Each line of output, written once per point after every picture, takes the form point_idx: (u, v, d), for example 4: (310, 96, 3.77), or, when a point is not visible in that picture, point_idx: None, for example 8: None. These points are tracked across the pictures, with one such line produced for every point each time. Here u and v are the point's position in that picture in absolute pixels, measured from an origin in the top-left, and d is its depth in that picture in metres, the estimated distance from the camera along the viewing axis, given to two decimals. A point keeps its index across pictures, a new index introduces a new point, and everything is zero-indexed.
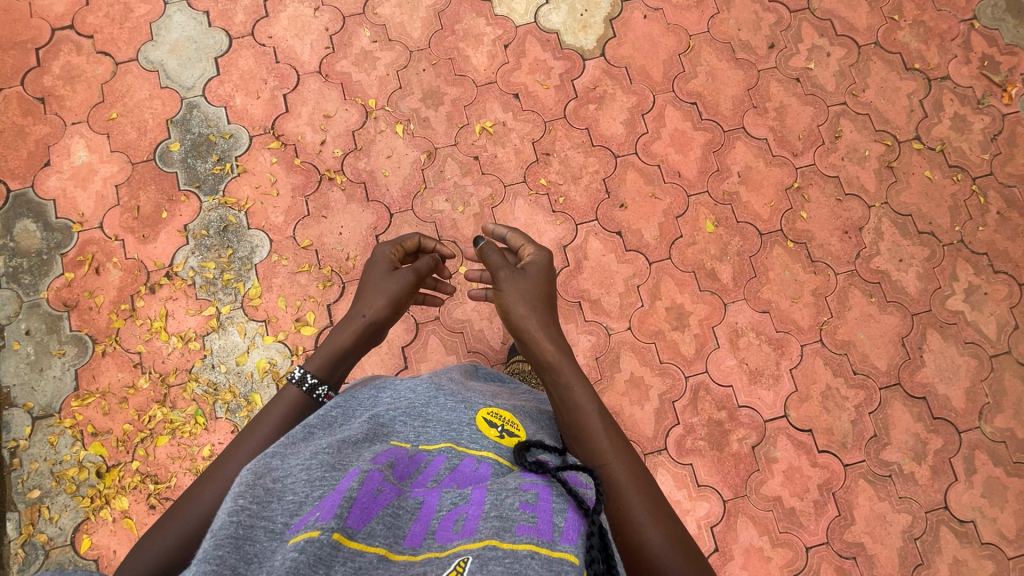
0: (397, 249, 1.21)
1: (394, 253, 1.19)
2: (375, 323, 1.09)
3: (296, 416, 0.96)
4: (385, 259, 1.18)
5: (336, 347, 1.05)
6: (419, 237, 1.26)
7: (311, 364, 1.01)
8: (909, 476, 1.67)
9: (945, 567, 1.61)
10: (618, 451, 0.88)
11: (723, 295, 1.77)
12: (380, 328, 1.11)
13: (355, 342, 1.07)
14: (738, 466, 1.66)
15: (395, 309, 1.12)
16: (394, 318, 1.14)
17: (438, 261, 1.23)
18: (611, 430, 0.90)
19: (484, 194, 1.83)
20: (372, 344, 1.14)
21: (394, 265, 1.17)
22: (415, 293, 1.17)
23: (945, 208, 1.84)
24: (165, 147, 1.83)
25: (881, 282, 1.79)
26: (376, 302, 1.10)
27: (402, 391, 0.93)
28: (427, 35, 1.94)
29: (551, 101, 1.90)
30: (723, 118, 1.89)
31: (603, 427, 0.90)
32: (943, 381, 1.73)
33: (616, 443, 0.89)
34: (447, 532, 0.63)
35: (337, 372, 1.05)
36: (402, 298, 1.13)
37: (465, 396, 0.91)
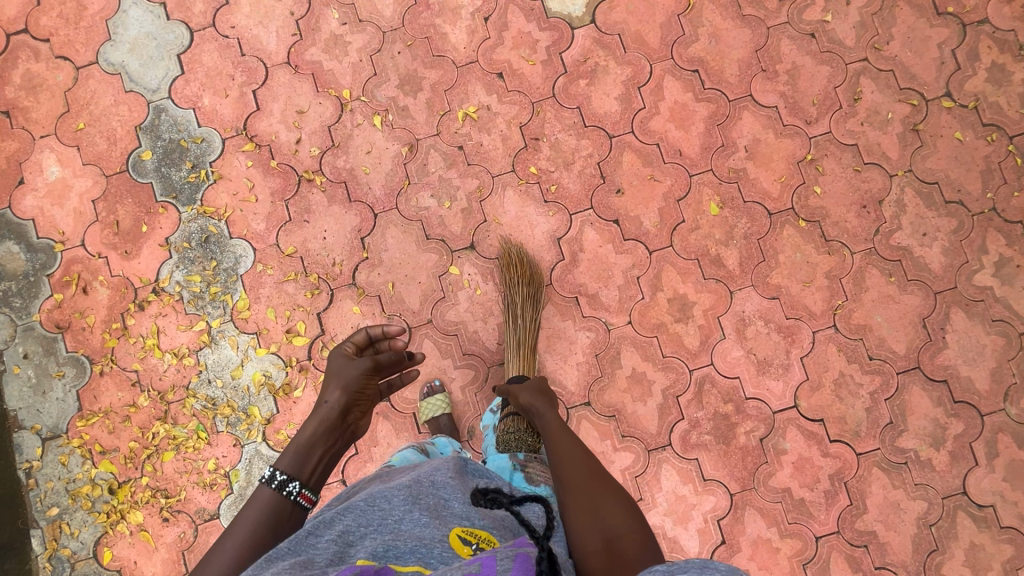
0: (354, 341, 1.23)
1: (353, 346, 1.22)
2: (337, 410, 1.13)
3: (270, 517, 0.97)
4: (342, 352, 1.20)
5: (300, 443, 1.07)
6: (366, 329, 1.24)
7: (282, 461, 1.04)
8: (926, 462, 1.61)
9: (961, 552, 1.58)
10: (596, 472, 1.09)
11: (730, 283, 1.67)
12: (345, 416, 1.14)
13: (320, 434, 1.09)
14: (746, 459, 1.62)
15: (355, 395, 1.15)
16: (356, 408, 1.16)
17: (403, 349, 1.26)
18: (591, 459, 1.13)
19: (471, 186, 1.73)
20: (342, 437, 1.14)
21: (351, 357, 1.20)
22: (376, 378, 1.20)
23: (976, 173, 1.67)
24: (136, 156, 1.76)
25: (902, 259, 1.66)
26: (333, 390, 1.14)
27: (377, 503, 0.89)
28: (400, 12, 1.78)
29: (538, 78, 1.74)
30: (728, 86, 1.72)
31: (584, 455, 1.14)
32: (966, 362, 1.63)
33: (594, 471, 1.09)
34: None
35: (307, 469, 1.05)
36: (361, 389, 1.16)
37: (440, 512, 0.89)
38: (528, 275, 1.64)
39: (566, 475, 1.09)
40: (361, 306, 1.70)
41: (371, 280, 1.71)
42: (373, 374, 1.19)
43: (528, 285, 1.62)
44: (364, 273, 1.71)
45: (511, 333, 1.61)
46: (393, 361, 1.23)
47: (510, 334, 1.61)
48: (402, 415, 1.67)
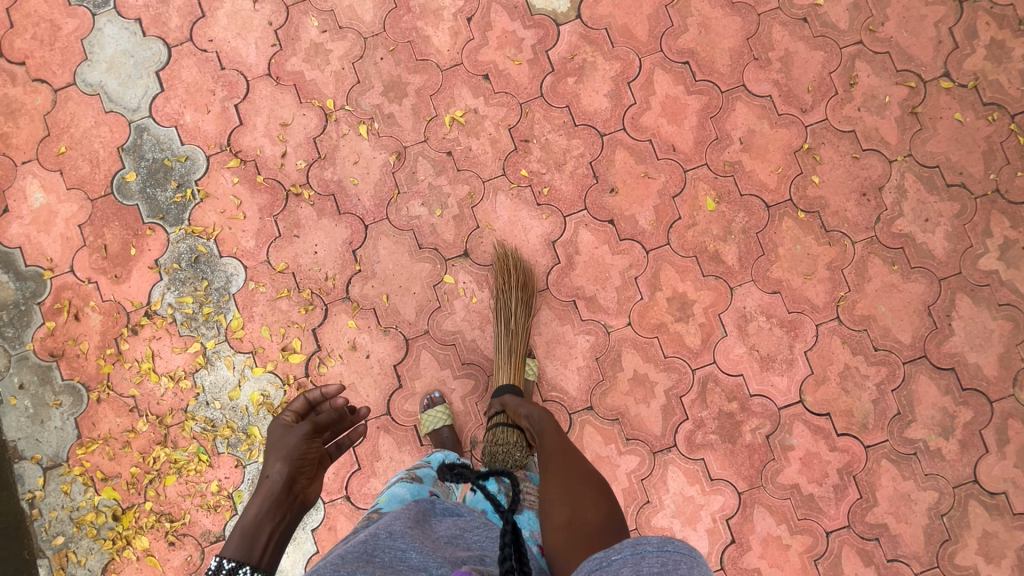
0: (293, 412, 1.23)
1: (292, 416, 1.22)
2: (283, 481, 1.07)
3: None
4: (281, 424, 1.19)
5: (245, 525, 1.00)
6: (304, 395, 1.26)
7: (228, 547, 0.97)
8: (936, 452, 1.58)
9: (974, 541, 1.56)
10: (576, 462, 1.14)
11: (729, 279, 1.64)
12: (292, 486, 1.08)
13: (266, 511, 1.03)
14: (753, 457, 1.61)
15: (301, 461, 1.11)
16: (305, 475, 1.11)
17: (341, 405, 1.28)
18: (572, 451, 1.18)
19: (462, 193, 1.70)
20: (293, 509, 1.07)
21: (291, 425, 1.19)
22: (319, 440, 1.17)
23: (977, 154, 1.63)
24: (120, 178, 1.73)
25: (904, 246, 1.63)
26: (276, 462, 1.09)
27: (328, 560, 0.81)
28: (381, 17, 1.74)
29: (525, 78, 1.70)
30: (720, 76, 1.68)
31: (566, 448, 1.19)
32: (973, 349, 1.60)
33: (571, 458, 1.15)
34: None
35: (257, 549, 0.98)
36: (306, 452, 1.12)
37: (397, 569, 0.82)
38: (521, 280, 1.62)
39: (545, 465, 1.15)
40: (356, 320, 1.67)
41: (365, 293, 1.69)
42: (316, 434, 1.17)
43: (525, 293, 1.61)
44: (357, 286, 1.69)
45: (507, 342, 1.57)
46: (334, 419, 1.24)
47: (505, 344, 1.57)
48: (403, 428, 1.65)
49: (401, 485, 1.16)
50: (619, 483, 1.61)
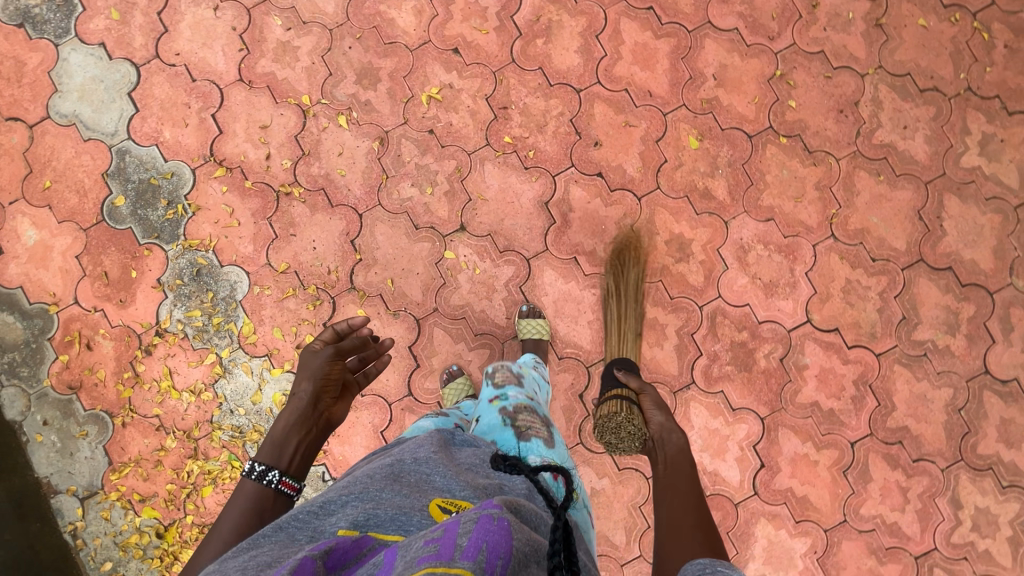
0: (325, 335, 1.19)
1: (324, 338, 1.19)
2: (308, 400, 1.09)
3: (256, 509, 0.96)
4: (312, 347, 1.17)
5: (274, 435, 1.05)
6: (336, 324, 1.20)
7: (260, 454, 1.01)
8: (945, 350, 1.63)
9: (992, 429, 1.61)
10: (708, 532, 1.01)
11: (723, 213, 1.67)
12: (317, 405, 1.10)
13: (293, 426, 1.06)
14: (770, 382, 1.64)
15: (324, 382, 1.12)
16: (328, 397, 1.12)
17: (366, 333, 1.25)
18: (708, 523, 1.03)
19: (449, 168, 1.71)
20: (319, 428, 1.10)
21: (320, 347, 1.17)
22: (342, 362, 1.17)
23: (945, 56, 1.66)
24: (110, 203, 1.73)
25: (888, 156, 1.66)
26: (302, 382, 1.11)
27: (359, 479, 0.86)
28: (343, 6, 1.74)
29: (494, 46, 1.71)
30: (685, 16, 1.69)
31: (702, 512, 1.06)
32: (967, 246, 1.64)
33: (708, 529, 1.01)
34: (389, 567, 0.60)
35: (286, 457, 1.03)
36: (329, 375, 1.13)
37: (421, 484, 0.85)
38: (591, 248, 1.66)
39: (671, 521, 1.03)
40: (365, 308, 1.69)
41: (370, 281, 1.70)
42: (339, 359, 1.16)
43: (636, 283, 1.65)
44: (361, 275, 1.70)
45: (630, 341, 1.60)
46: (358, 343, 1.22)
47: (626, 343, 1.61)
48: (427, 405, 1.68)
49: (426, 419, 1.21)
50: None
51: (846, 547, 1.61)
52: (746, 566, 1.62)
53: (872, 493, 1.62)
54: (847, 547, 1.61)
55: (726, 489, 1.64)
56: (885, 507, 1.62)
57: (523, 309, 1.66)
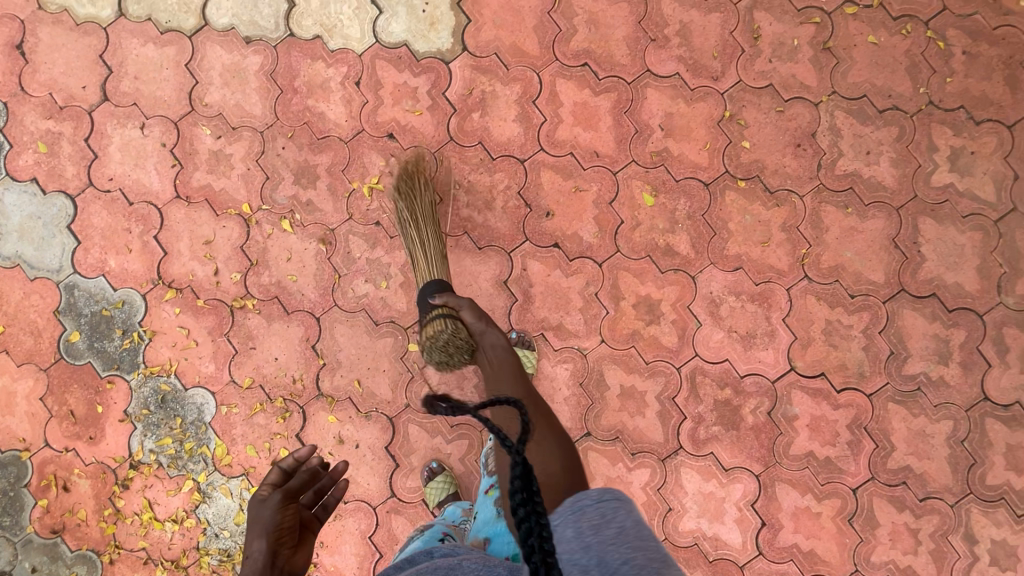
0: (271, 479, 1.19)
1: (271, 481, 1.19)
2: (264, 557, 1.02)
3: None
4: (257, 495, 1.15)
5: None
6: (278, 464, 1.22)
7: None
8: (940, 381, 1.55)
9: (1000, 458, 1.54)
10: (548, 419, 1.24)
11: (689, 269, 1.60)
12: (274, 560, 1.03)
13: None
14: (760, 438, 1.58)
15: (279, 533, 1.06)
16: (287, 544, 1.06)
17: (314, 465, 1.26)
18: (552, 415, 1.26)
19: (402, 258, 1.66)
20: None
21: (266, 492, 1.15)
22: (294, 505, 1.13)
23: (901, 72, 1.58)
24: (66, 340, 1.70)
25: (853, 185, 1.58)
26: (253, 540, 1.05)
27: None
28: (270, 106, 1.69)
29: (430, 127, 1.65)
30: (623, 68, 1.62)
31: (536, 398, 1.28)
32: (950, 269, 1.55)
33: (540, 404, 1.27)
34: None
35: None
36: (281, 521, 1.09)
37: None
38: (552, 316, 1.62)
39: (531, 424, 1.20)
40: (336, 414, 1.65)
41: (337, 385, 1.66)
42: (288, 496, 1.15)
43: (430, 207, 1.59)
44: (327, 380, 1.66)
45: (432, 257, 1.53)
46: (304, 481, 1.20)
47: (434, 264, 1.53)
48: (412, 504, 1.63)
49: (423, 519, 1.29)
50: (638, 499, 1.60)
51: None
52: None
53: (882, 539, 1.55)
54: None
55: (729, 552, 1.58)
56: (897, 551, 1.55)
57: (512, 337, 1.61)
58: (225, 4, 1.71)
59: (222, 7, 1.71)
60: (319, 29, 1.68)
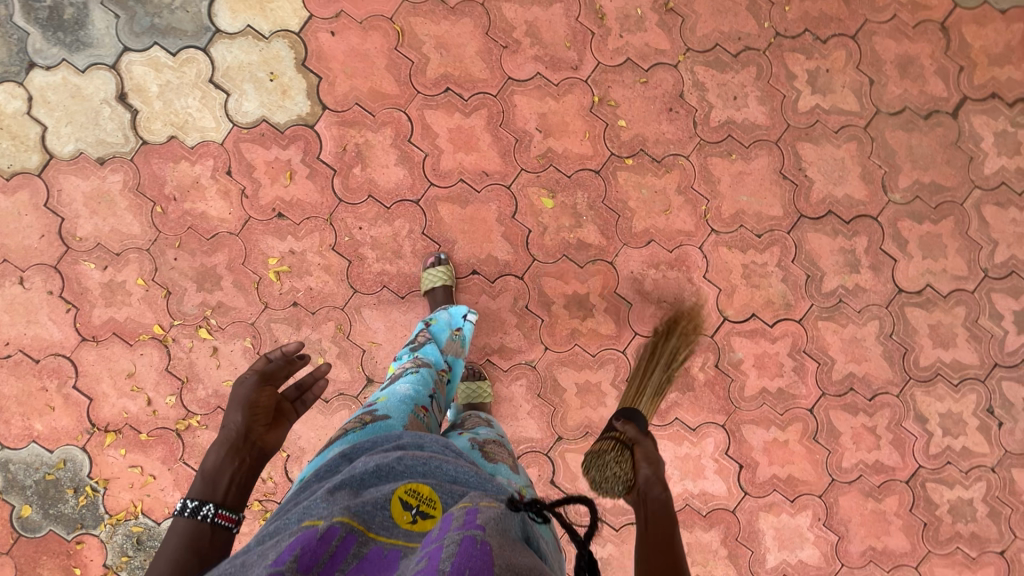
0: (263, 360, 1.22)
1: (261, 364, 1.21)
2: (237, 430, 1.08)
3: (190, 543, 0.94)
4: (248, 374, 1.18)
5: (207, 472, 1.04)
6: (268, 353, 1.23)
7: (191, 491, 1.00)
8: (857, 288, 1.65)
9: (927, 340, 1.66)
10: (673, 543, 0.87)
11: (605, 256, 1.64)
12: (248, 434, 1.09)
13: (224, 459, 1.05)
14: (715, 390, 1.66)
15: (254, 407, 1.12)
16: (262, 417, 1.12)
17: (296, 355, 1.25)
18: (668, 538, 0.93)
19: (330, 330, 1.63)
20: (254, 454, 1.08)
21: (251, 376, 1.17)
22: (272, 387, 1.17)
23: (743, 12, 1.63)
24: (18, 516, 1.63)
25: (731, 132, 1.63)
26: (232, 413, 1.11)
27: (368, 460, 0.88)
28: (147, 220, 1.62)
29: (315, 194, 1.62)
30: (484, 83, 1.61)
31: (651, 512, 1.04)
32: (837, 184, 1.64)
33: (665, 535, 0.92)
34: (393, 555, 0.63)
35: (221, 490, 1.01)
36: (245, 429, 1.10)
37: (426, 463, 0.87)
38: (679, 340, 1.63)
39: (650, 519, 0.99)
40: None
41: None
42: (270, 377, 1.18)
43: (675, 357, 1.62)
44: (296, 469, 1.64)
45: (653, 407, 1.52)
46: (284, 366, 1.21)
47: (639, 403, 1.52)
48: None
49: (402, 382, 1.21)
50: None
51: (844, 502, 1.67)
52: (766, 560, 1.67)
53: (847, 445, 1.66)
54: (844, 501, 1.67)
55: (719, 501, 1.67)
56: (863, 451, 1.66)
57: (440, 257, 1.61)
58: (65, 130, 1.61)
59: (62, 134, 1.61)
60: (171, 129, 1.61)
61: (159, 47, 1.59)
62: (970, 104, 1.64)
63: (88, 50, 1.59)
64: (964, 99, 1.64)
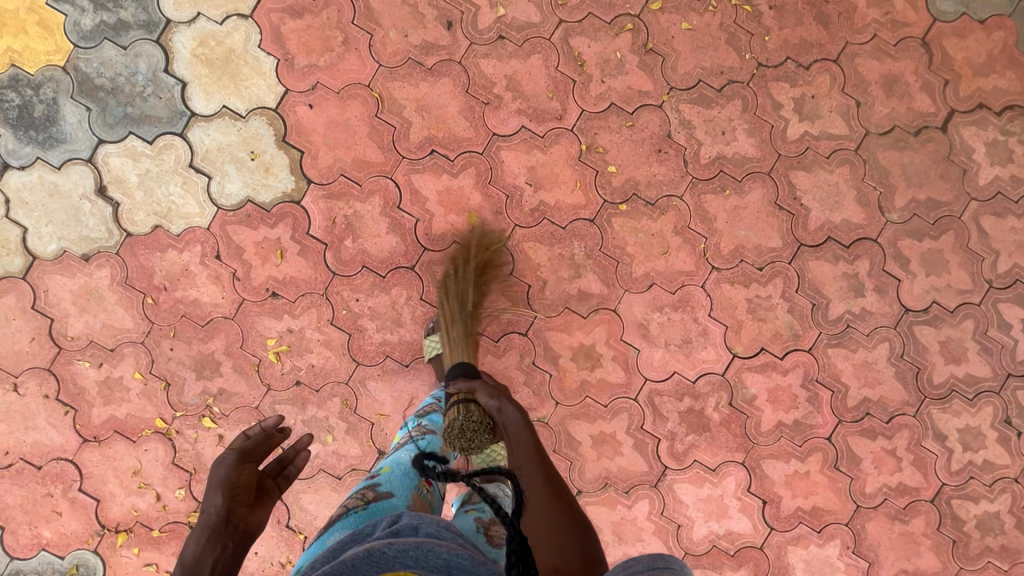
0: (238, 439, 1.19)
1: (238, 442, 1.19)
2: (218, 513, 1.08)
3: None
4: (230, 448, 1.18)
5: (187, 562, 1.03)
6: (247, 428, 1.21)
7: None
8: (863, 312, 1.63)
9: (938, 357, 1.64)
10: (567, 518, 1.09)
11: (608, 304, 1.61)
12: (230, 517, 1.09)
13: (205, 545, 1.04)
14: (731, 428, 1.63)
15: (234, 489, 1.12)
16: (240, 498, 1.12)
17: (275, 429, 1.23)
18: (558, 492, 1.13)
19: (337, 406, 1.60)
20: (233, 539, 1.07)
21: (231, 452, 1.17)
22: (252, 464, 1.16)
23: (723, 46, 1.61)
24: None
25: (722, 167, 1.61)
26: (212, 496, 1.11)
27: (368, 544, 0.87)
28: (140, 313, 1.58)
29: (308, 270, 1.59)
30: (469, 142, 1.59)
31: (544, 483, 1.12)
32: (833, 209, 1.62)
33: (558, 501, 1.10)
34: None
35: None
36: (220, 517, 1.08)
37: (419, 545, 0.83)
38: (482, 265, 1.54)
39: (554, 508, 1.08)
40: None
41: None
42: (254, 453, 1.18)
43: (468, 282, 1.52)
44: None
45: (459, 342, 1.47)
46: (264, 442, 1.19)
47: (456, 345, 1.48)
48: None
49: (404, 451, 1.23)
50: (647, 529, 1.63)
51: (871, 528, 1.65)
52: None
53: (869, 470, 1.65)
54: (871, 526, 1.65)
55: (745, 539, 1.64)
56: (885, 475, 1.65)
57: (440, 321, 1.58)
58: (47, 230, 1.57)
59: (44, 234, 1.57)
60: (155, 218, 1.57)
61: (135, 137, 1.56)
62: (958, 117, 1.63)
63: (62, 146, 1.56)
64: (952, 112, 1.63)
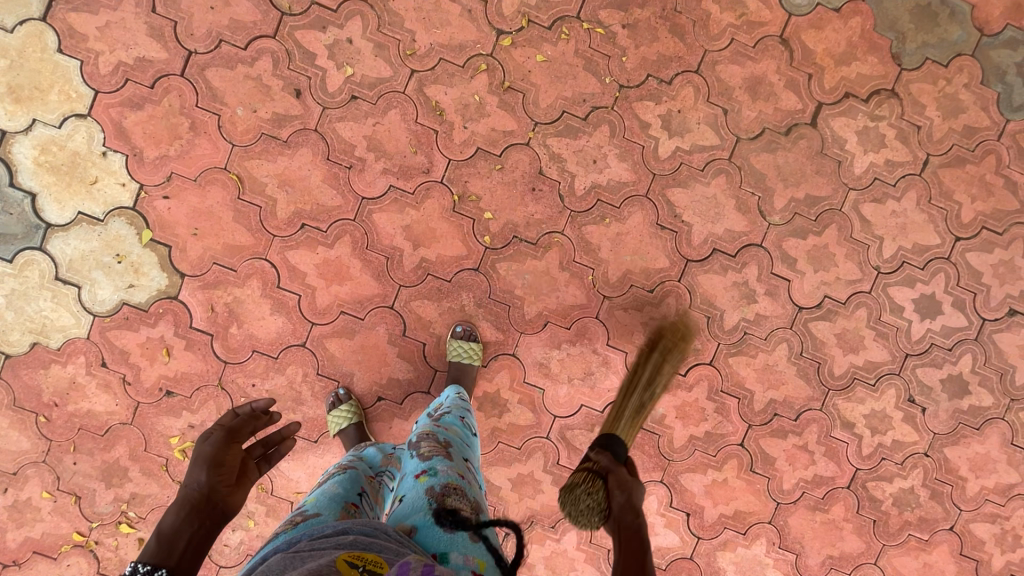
0: (222, 420, 1.24)
1: (225, 420, 1.24)
2: (203, 487, 1.06)
3: None
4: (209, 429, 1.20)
5: (163, 533, 0.99)
6: (232, 410, 1.27)
7: (144, 551, 0.95)
8: (758, 317, 1.65)
9: (836, 349, 1.67)
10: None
11: (507, 349, 1.61)
12: (211, 494, 1.06)
13: (184, 518, 1.01)
14: (646, 449, 1.66)
15: (219, 467, 1.11)
16: (226, 475, 1.11)
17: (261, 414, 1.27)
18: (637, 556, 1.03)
19: (253, 492, 1.60)
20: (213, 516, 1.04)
21: (217, 432, 1.20)
22: (238, 444, 1.18)
23: (581, 72, 1.58)
24: None
25: (599, 196, 1.60)
26: (195, 471, 1.10)
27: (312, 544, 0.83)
28: (35, 432, 1.56)
29: (198, 363, 1.56)
30: (339, 210, 1.55)
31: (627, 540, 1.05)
32: (715, 221, 1.62)
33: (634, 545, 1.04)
34: None
35: (178, 550, 0.97)
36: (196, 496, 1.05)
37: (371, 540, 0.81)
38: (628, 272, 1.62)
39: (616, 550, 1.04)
40: None
41: None
42: (235, 437, 1.19)
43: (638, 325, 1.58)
44: None
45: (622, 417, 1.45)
46: (250, 422, 1.24)
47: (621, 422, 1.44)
48: None
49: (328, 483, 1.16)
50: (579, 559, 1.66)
51: (794, 521, 1.70)
52: None
53: (784, 467, 1.69)
54: (793, 519, 1.70)
55: (675, 553, 1.68)
56: (800, 470, 1.69)
57: (340, 393, 1.56)
58: None
59: None
60: (30, 335, 1.53)
61: None
62: (826, 109, 1.63)
63: None
64: (820, 106, 1.62)
